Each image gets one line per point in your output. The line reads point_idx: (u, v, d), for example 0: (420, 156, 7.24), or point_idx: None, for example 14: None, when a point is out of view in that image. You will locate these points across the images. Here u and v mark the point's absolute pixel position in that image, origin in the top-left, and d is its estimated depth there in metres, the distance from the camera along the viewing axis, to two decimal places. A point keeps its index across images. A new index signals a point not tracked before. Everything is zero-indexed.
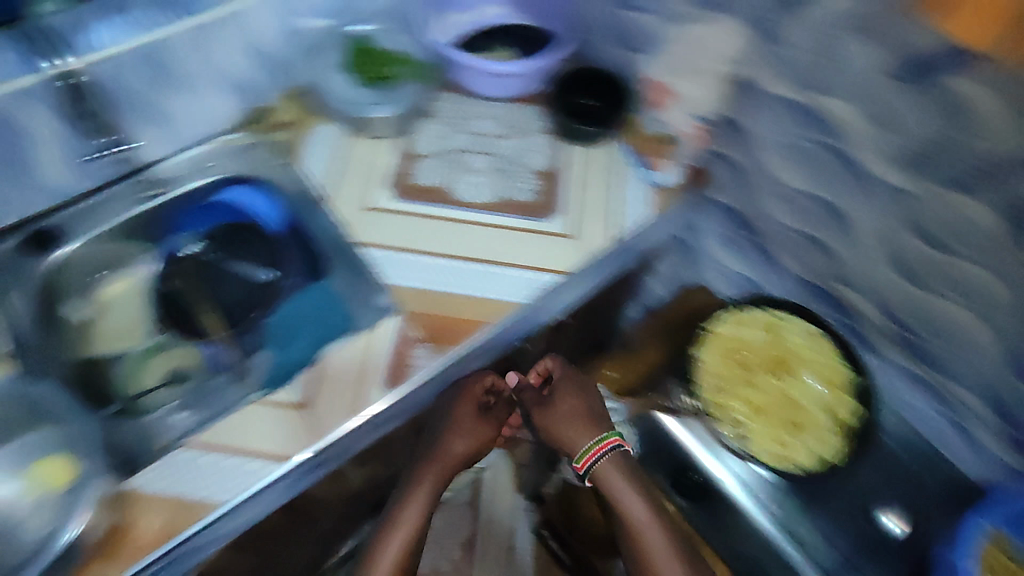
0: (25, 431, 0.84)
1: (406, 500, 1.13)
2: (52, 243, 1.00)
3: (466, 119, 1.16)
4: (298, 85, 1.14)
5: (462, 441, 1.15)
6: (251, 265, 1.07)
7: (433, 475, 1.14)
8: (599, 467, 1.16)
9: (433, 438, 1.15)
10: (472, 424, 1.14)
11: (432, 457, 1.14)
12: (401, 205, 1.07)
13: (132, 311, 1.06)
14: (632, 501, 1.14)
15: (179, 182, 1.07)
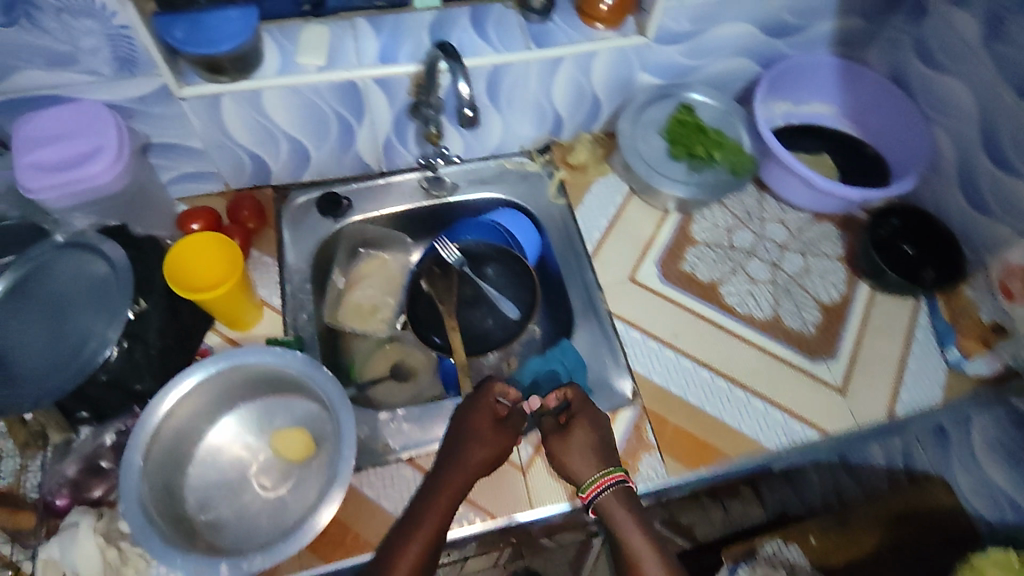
0: (200, 405, 0.80)
1: (429, 491, 0.79)
2: (342, 212, 1.04)
3: (777, 227, 1.06)
4: (602, 139, 1.13)
5: (483, 448, 0.82)
6: (502, 298, 1.03)
7: (458, 473, 0.80)
8: (603, 501, 0.79)
9: (450, 452, 0.82)
10: (489, 435, 0.83)
11: (450, 459, 0.81)
12: (667, 286, 1.00)
13: (379, 292, 1.09)
14: (631, 528, 0.77)
15: (464, 193, 1.09)
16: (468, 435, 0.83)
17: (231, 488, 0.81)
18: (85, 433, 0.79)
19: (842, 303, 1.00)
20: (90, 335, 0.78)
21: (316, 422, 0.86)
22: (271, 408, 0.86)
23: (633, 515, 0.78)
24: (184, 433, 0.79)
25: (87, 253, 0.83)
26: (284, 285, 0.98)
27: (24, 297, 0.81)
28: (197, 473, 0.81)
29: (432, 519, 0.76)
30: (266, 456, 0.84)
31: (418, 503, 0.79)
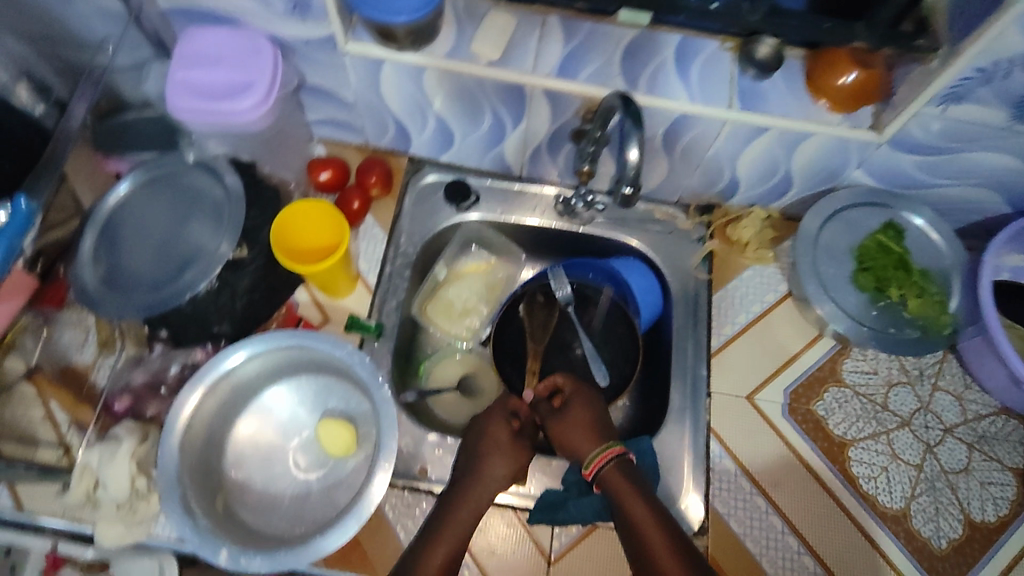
0: (264, 375, 0.79)
1: (449, 506, 0.74)
2: (468, 205, 0.97)
3: (947, 387, 0.89)
4: (775, 223, 0.96)
5: (503, 460, 0.76)
6: (596, 360, 0.92)
7: (478, 489, 0.74)
8: (605, 474, 0.73)
9: (467, 460, 0.76)
10: (501, 438, 0.77)
11: (470, 473, 0.75)
12: (788, 423, 0.86)
13: (475, 296, 1.00)
14: (635, 499, 0.71)
15: (598, 229, 0.97)
16: (483, 446, 0.77)
17: (269, 459, 0.79)
18: (158, 351, 0.80)
19: (983, 501, 0.83)
20: (191, 265, 0.78)
21: (365, 421, 0.81)
22: (328, 387, 0.82)
23: (635, 486, 0.72)
24: (243, 390, 0.78)
25: (213, 180, 0.83)
26: (385, 263, 0.94)
27: (150, 206, 0.83)
28: (241, 433, 0.79)
29: (452, 534, 0.71)
30: (310, 437, 0.81)
31: (435, 518, 0.73)
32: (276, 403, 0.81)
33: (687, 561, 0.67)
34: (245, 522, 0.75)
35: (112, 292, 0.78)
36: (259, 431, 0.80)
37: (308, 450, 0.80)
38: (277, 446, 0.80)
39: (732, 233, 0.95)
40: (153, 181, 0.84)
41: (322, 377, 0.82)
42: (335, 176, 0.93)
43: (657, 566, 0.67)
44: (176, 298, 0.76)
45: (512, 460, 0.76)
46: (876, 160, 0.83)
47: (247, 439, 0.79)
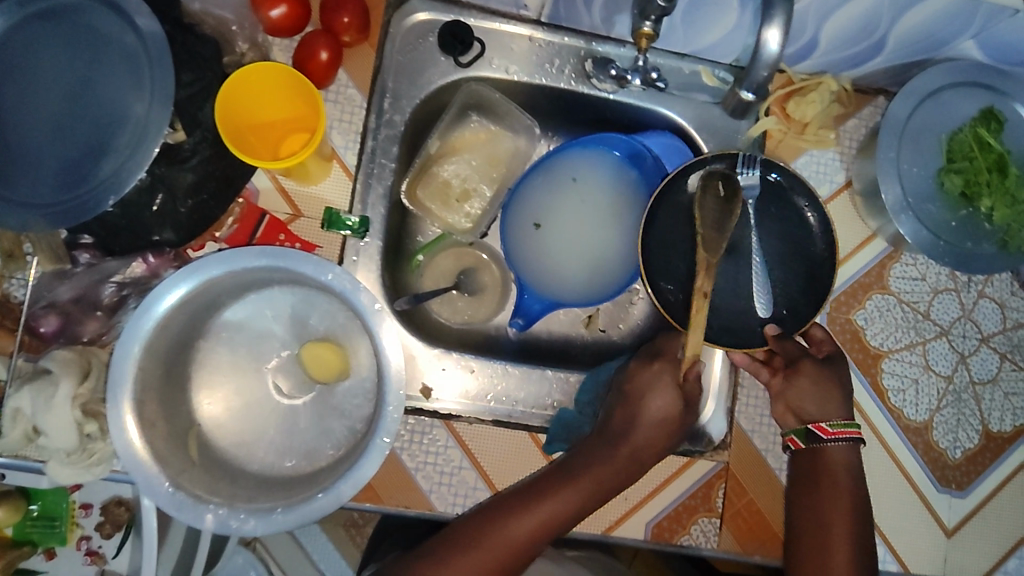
0: (225, 291, 0.63)
1: (586, 463, 0.66)
2: (469, 60, 0.76)
3: (993, 295, 0.82)
4: (844, 97, 0.79)
5: (657, 431, 0.66)
6: (762, 277, 0.71)
7: (627, 453, 0.66)
8: (834, 448, 0.70)
9: (628, 419, 0.67)
10: (667, 411, 0.67)
11: (620, 436, 0.66)
12: (824, 334, 0.79)
13: (478, 174, 0.82)
14: (846, 487, 0.69)
15: (632, 97, 0.78)
16: (648, 412, 0.66)
17: (248, 384, 0.67)
18: (83, 263, 0.62)
19: (1005, 412, 0.81)
20: (116, 153, 0.58)
21: (358, 339, 0.68)
22: (309, 301, 0.67)
23: (855, 474, 0.70)
24: (202, 310, 0.63)
25: (120, 23, 0.58)
26: (366, 137, 0.74)
27: (37, 59, 0.59)
28: (207, 356, 0.65)
29: (575, 495, 0.64)
30: (292, 359, 0.67)
31: (564, 466, 0.66)
32: (247, 319, 0.67)
33: (856, 567, 0.68)
34: (227, 461, 0.64)
35: (16, 191, 0.58)
36: (228, 354, 0.66)
37: (284, 373, 0.67)
38: (251, 370, 0.67)
39: (794, 109, 0.78)
40: (34, 20, 0.59)
41: (303, 293, 0.67)
42: (293, 13, 0.67)
43: (827, 553, 0.68)
44: (105, 198, 0.57)
45: (666, 434, 0.67)
46: (1005, 28, 0.65)
47: (217, 361, 0.66)
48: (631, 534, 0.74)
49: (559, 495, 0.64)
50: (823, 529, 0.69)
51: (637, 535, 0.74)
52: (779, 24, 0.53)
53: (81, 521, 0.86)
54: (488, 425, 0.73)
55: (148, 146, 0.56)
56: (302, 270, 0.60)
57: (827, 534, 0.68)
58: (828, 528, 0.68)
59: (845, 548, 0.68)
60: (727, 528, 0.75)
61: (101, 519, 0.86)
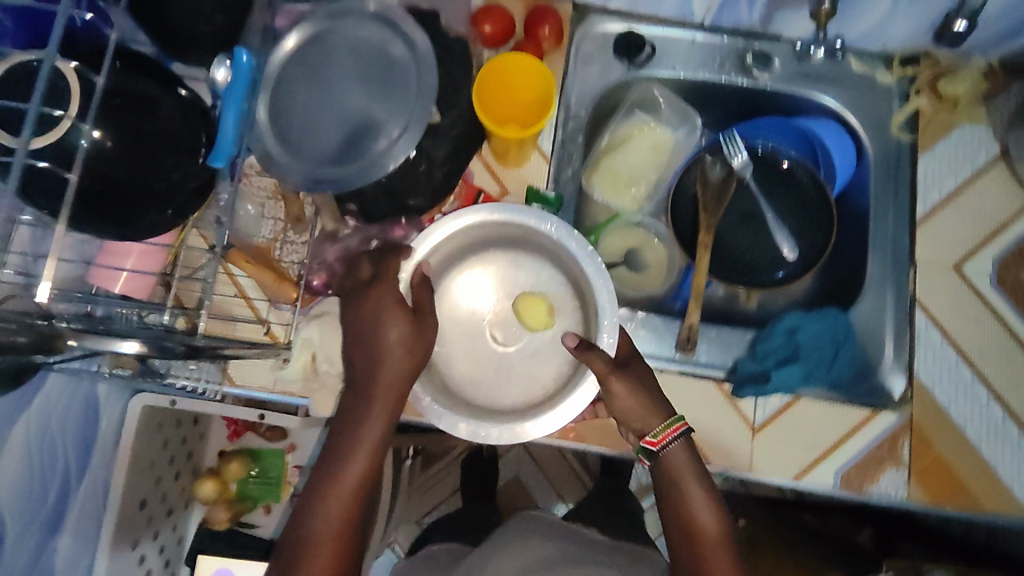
0: (457, 244, 0.76)
1: (354, 424, 0.66)
2: (642, 60, 0.87)
3: None
4: (990, 73, 0.85)
5: (406, 359, 0.66)
6: (780, 230, 0.88)
7: (388, 396, 0.66)
8: (669, 450, 0.71)
9: (366, 349, 0.67)
10: (408, 335, 0.66)
11: (367, 381, 0.66)
12: (996, 293, 0.82)
13: (643, 162, 0.91)
14: (691, 480, 0.70)
15: (787, 85, 0.87)
16: (376, 329, 0.66)
17: (475, 329, 0.77)
18: (352, 226, 0.77)
19: None
20: (384, 134, 0.71)
21: (568, 298, 0.78)
22: (517, 262, 0.78)
23: (695, 466, 0.71)
24: (439, 266, 0.76)
25: (391, 32, 0.73)
26: (556, 128, 0.86)
27: (321, 61, 0.73)
28: (448, 300, 0.77)
29: (376, 433, 0.66)
30: (512, 311, 0.77)
31: (344, 423, 0.67)
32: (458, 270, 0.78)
33: None
34: (464, 397, 0.75)
35: (306, 164, 0.71)
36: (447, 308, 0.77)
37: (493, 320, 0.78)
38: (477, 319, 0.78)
39: (945, 86, 0.85)
40: (314, 40, 0.74)
41: (508, 254, 0.79)
42: (500, 30, 0.83)
43: None
44: (378, 168, 0.70)
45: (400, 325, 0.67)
46: None
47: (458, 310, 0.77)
48: (820, 481, 0.77)
49: (364, 435, 0.66)
50: (694, 553, 0.68)
51: (826, 483, 0.77)
52: None
53: (292, 480, 1.00)
54: (675, 376, 0.80)
55: (417, 128, 0.69)
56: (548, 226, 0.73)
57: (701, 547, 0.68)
58: (699, 562, 0.68)
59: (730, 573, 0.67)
60: (915, 481, 0.77)
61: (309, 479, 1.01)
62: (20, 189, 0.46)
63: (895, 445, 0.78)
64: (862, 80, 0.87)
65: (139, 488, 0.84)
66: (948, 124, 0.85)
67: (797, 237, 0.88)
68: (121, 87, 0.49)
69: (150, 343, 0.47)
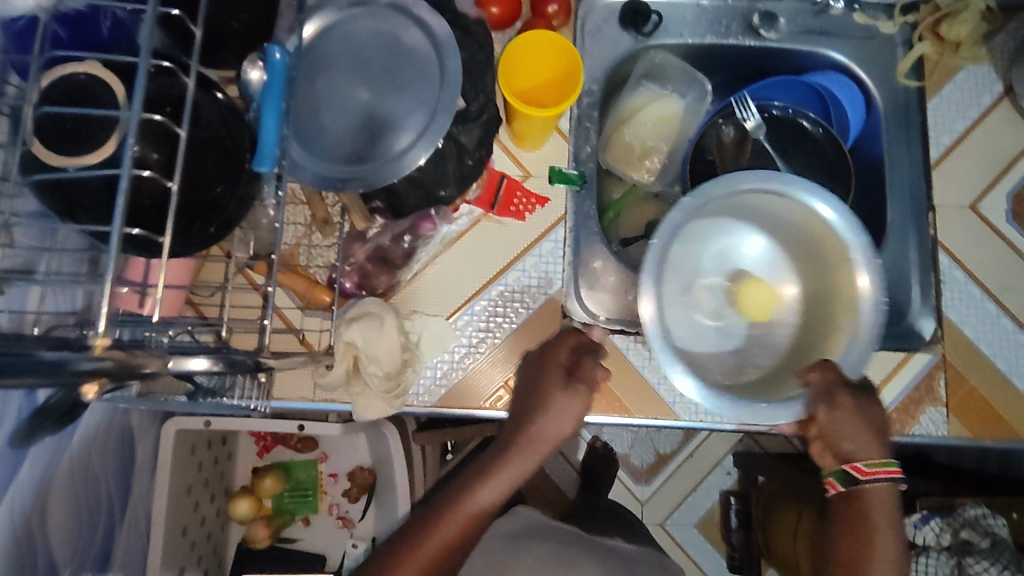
0: (700, 230, 0.79)
1: (489, 472, 0.66)
2: (649, 30, 0.87)
3: None
4: (989, 14, 0.87)
5: (567, 420, 0.67)
6: None
7: (535, 438, 0.67)
8: (876, 488, 0.67)
9: (531, 397, 0.69)
10: (572, 367, 0.69)
11: (521, 430, 0.67)
12: (1013, 228, 0.84)
13: (654, 134, 0.92)
14: (883, 502, 0.67)
15: (794, 41, 0.88)
16: (549, 405, 0.67)
17: (687, 288, 0.79)
18: (381, 223, 0.75)
19: None
20: (411, 127, 0.69)
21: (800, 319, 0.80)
22: (726, 242, 0.81)
23: (897, 515, 0.67)
24: (692, 251, 0.80)
25: (409, 22, 0.71)
26: (572, 105, 0.85)
27: (338, 55, 0.70)
28: (701, 223, 0.79)
29: (515, 472, 0.66)
30: (733, 297, 0.81)
31: (488, 459, 0.68)
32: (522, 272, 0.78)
33: None
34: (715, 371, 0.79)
35: (332, 163, 0.69)
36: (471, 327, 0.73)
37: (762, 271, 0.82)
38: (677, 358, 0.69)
39: (948, 31, 0.86)
40: (323, 32, 0.71)
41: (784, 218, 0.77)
42: (507, 9, 0.81)
43: None
44: (408, 162, 0.68)
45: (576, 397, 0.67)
46: None
47: (648, 250, 0.69)
48: None
49: (499, 474, 0.66)
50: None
51: None
52: None
53: (330, 489, 0.97)
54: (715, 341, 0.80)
55: (444, 116, 0.69)
56: (797, 193, 0.72)
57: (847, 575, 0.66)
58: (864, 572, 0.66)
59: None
60: (955, 417, 0.79)
61: (347, 485, 0.97)
62: (68, 211, 0.44)
63: (933, 386, 0.79)
64: (865, 31, 0.88)
65: (181, 515, 0.82)
66: (953, 68, 0.87)
67: None
68: (160, 92, 0.46)
69: (222, 359, 0.44)
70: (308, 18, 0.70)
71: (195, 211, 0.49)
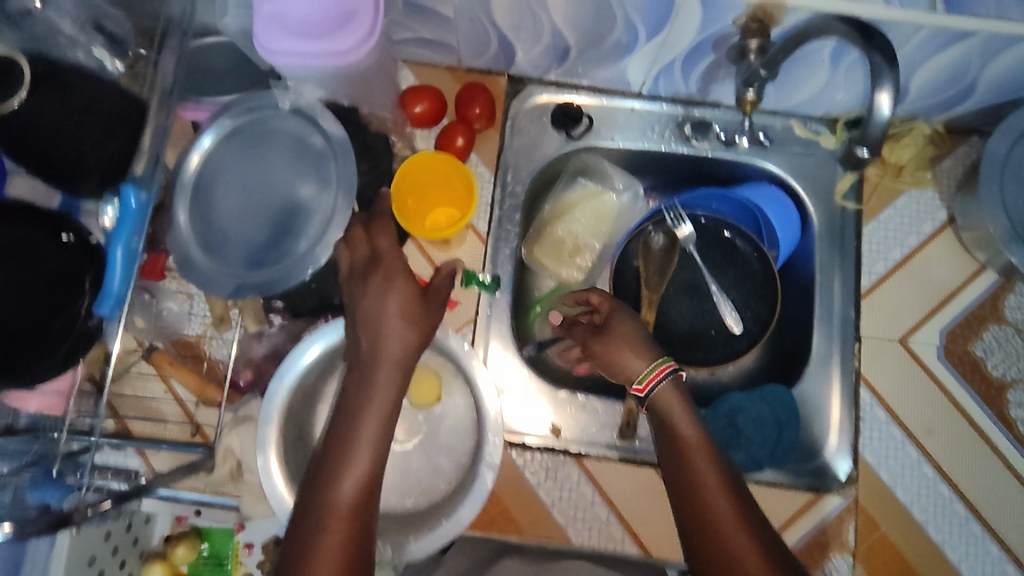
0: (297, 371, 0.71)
1: (356, 405, 0.62)
2: (580, 132, 0.86)
3: None
4: (935, 138, 0.83)
5: (412, 326, 0.65)
6: (725, 302, 0.86)
7: (389, 372, 0.63)
8: (658, 393, 0.66)
9: (364, 326, 0.65)
10: (391, 281, 0.66)
11: (368, 359, 0.63)
12: (943, 368, 0.80)
13: (586, 231, 0.89)
14: (688, 420, 0.64)
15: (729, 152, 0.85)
16: (377, 314, 0.64)
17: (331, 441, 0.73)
18: (278, 324, 0.75)
19: None
20: (311, 231, 0.70)
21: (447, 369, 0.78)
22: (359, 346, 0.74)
23: (687, 404, 0.65)
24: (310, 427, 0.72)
25: (308, 125, 0.72)
26: (495, 207, 0.85)
27: (243, 160, 0.71)
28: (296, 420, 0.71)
29: (386, 396, 0.62)
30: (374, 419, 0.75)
31: (342, 409, 0.62)
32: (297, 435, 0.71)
33: (765, 540, 0.56)
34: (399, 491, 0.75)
35: (241, 269, 0.70)
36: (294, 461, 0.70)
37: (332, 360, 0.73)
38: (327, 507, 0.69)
39: (891, 154, 0.82)
40: (233, 135, 0.72)
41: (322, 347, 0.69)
42: (432, 108, 0.81)
43: (716, 527, 0.57)
44: (310, 265, 0.68)
45: (405, 296, 0.65)
46: None
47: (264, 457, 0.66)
48: None
49: (359, 418, 0.61)
50: (705, 502, 0.58)
51: None
52: (888, 89, 0.59)
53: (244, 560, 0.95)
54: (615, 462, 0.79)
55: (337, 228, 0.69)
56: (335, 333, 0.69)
57: (707, 492, 0.59)
58: (699, 504, 0.59)
59: (738, 523, 0.57)
60: (859, 567, 0.75)
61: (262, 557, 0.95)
62: None
63: (841, 531, 0.76)
64: (805, 145, 0.86)
65: None
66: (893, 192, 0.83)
67: (740, 309, 0.86)
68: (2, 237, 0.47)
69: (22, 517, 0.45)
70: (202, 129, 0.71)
71: (37, 352, 0.50)
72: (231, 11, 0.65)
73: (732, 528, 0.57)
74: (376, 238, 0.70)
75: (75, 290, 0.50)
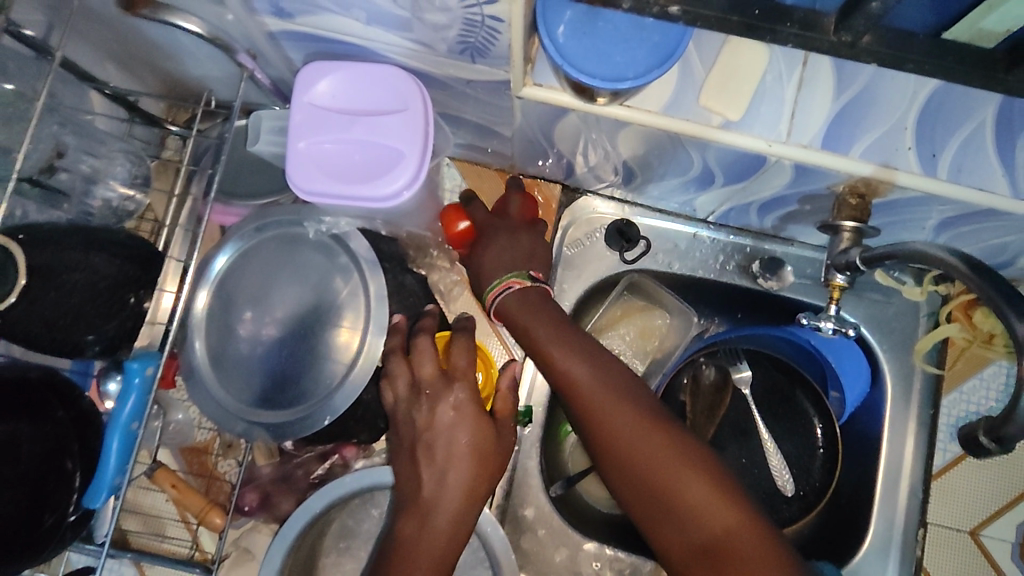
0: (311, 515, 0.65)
1: (413, 526, 0.58)
2: (635, 255, 0.79)
3: None
4: None
5: (467, 464, 0.59)
6: (776, 456, 0.79)
7: (449, 520, 0.58)
8: (508, 305, 0.65)
9: (421, 452, 0.60)
10: (460, 411, 0.60)
11: (419, 490, 0.59)
12: (1014, 565, 0.73)
13: (632, 352, 0.82)
14: (534, 317, 0.63)
15: (798, 293, 0.77)
16: (429, 440, 0.59)
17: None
18: (290, 450, 0.71)
19: None
20: (331, 369, 0.66)
21: None
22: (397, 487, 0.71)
23: (536, 305, 0.64)
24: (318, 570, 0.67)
25: (336, 245, 0.67)
26: None
27: (260, 285, 0.66)
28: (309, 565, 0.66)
29: (443, 517, 0.58)
30: None
31: (391, 557, 0.58)
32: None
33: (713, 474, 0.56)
34: None
35: (245, 404, 0.65)
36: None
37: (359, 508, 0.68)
38: None
39: (981, 320, 0.74)
40: (255, 253, 0.66)
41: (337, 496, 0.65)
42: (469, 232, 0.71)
43: (672, 494, 0.56)
44: (329, 412, 0.64)
45: (466, 425, 0.59)
46: None
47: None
48: None
49: (418, 541, 0.57)
50: (654, 480, 0.57)
51: None
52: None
53: None
54: None
55: (361, 373, 0.65)
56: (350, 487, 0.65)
57: (587, 401, 0.60)
58: (648, 469, 0.57)
59: (670, 457, 0.56)
60: None
61: None
62: None
63: None
64: (883, 294, 0.76)
65: None
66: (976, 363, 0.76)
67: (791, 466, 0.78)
68: None
69: None
70: (223, 242, 0.66)
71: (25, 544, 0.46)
72: (267, 136, 0.59)
73: (660, 458, 0.57)
74: (418, 365, 0.62)
75: (64, 482, 0.48)
